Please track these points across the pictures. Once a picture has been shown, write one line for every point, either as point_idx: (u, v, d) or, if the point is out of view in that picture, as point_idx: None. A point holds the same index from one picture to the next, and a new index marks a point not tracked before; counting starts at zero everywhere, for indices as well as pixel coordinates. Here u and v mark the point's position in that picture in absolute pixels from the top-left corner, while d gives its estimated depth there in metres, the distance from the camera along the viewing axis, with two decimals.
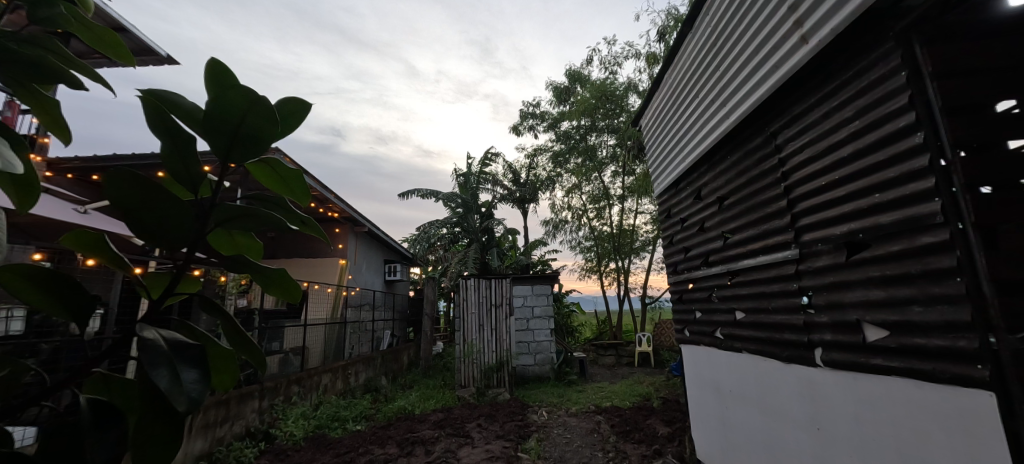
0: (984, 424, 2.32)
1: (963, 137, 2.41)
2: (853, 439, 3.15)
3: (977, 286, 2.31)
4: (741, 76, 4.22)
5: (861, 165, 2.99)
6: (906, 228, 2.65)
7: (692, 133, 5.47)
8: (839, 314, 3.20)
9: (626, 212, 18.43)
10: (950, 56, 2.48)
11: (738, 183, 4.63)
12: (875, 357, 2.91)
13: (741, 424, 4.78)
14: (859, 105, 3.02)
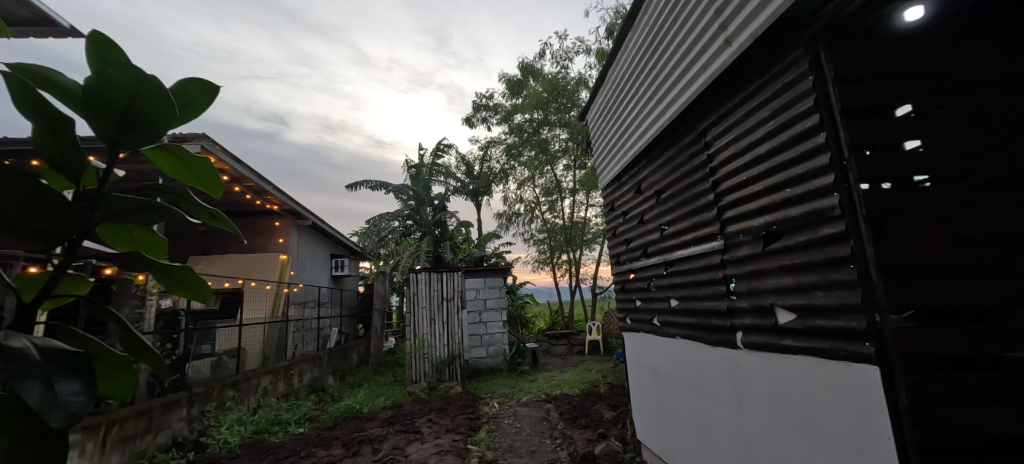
0: (870, 395, 2.58)
1: (860, 136, 2.62)
2: (769, 414, 3.41)
3: (867, 272, 2.55)
4: (674, 76, 4.42)
5: (775, 161, 3.23)
6: (812, 219, 2.89)
7: (633, 128, 5.65)
8: (757, 299, 3.46)
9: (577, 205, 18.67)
10: (850, 62, 2.70)
11: (673, 177, 4.85)
12: (785, 337, 3.18)
13: (677, 407, 5.05)
14: (774, 106, 3.25)
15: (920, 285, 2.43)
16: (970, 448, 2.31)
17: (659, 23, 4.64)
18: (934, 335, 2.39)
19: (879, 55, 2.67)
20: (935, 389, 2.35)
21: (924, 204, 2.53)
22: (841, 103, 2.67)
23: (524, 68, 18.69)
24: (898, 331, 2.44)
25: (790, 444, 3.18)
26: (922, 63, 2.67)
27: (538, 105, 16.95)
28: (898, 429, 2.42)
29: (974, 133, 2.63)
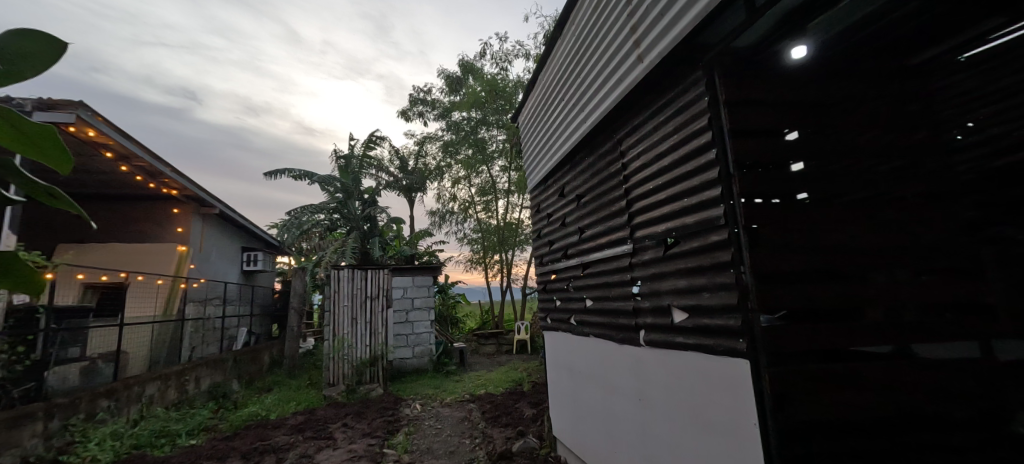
0: (742, 386, 2.84)
1: (744, 155, 2.92)
2: (665, 407, 3.65)
3: (743, 277, 2.82)
4: (595, 86, 4.62)
5: (676, 173, 3.49)
6: (703, 227, 3.16)
7: (559, 132, 5.81)
8: (656, 300, 3.72)
9: (512, 206, 18.41)
10: (736, 86, 3.00)
11: (592, 182, 5.06)
12: (679, 335, 3.43)
13: (588, 403, 5.26)
14: (676, 121, 3.49)
15: (786, 287, 2.79)
16: (817, 428, 2.67)
17: (585, 33, 4.82)
18: (794, 332, 2.74)
19: (764, 84, 3.03)
20: (793, 378, 2.67)
21: (799, 217, 2.91)
22: (729, 123, 2.95)
23: (463, 66, 18.70)
24: (765, 328, 2.73)
25: (681, 434, 3.42)
26: (799, 95, 3.05)
27: (475, 104, 17.09)
28: (763, 416, 2.67)
29: (840, 158, 3.05)
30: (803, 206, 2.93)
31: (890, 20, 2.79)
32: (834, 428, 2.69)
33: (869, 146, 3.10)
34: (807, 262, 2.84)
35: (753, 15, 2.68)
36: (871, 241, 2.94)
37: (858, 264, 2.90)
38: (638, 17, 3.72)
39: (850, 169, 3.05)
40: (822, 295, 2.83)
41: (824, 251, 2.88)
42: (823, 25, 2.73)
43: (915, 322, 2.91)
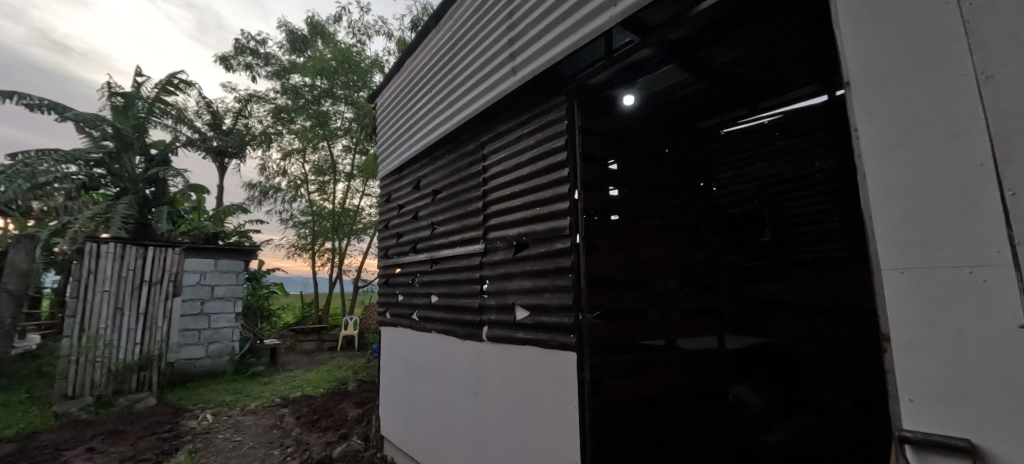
0: (565, 376, 3.22)
1: (587, 178, 3.37)
2: (501, 398, 3.96)
3: (578, 280, 3.20)
4: (466, 86, 4.68)
5: (530, 183, 3.77)
6: (549, 235, 3.48)
7: (423, 124, 5.73)
8: (502, 297, 4.04)
9: (352, 192, 15.88)
10: (588, 117, 3.46)
11: (451, 179, 5.19)
12: (519, 331, 3.78)
13: (426, 398, 5.35)
14: (537, 137, 3.75)
15: (604, 292, 3.34)
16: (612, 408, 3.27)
17: (464, 33, 4.81)
18: (604, 329, 3.31)
19: (606, 120, 3.56)
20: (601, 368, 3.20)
21: (618, 234, 3.53)
22: (580, 149, 3.37)
23: (312, 24, 15.84)
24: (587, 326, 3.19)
25: (514, 420, 3.74)
26: (627, 134, 3.71)
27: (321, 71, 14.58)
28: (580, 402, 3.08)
29: (648, 191, 3.82)
30: (620, 225, 3.56)
31: (693, 92, 3.65)
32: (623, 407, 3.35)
33: (663, 185, 3.95)
34: (618, 272, 3.47)
35: (611, 58, 3.10)
36: (658, 260, 3.76)
37: (648, 274, 3.68)
38: (518, 29, 3.84)
39: (652, 200, 3.84)
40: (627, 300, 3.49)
41: (629, 264, 3.56)
42: (649, 82, 3.46)
43: (679, 321, 3.82)
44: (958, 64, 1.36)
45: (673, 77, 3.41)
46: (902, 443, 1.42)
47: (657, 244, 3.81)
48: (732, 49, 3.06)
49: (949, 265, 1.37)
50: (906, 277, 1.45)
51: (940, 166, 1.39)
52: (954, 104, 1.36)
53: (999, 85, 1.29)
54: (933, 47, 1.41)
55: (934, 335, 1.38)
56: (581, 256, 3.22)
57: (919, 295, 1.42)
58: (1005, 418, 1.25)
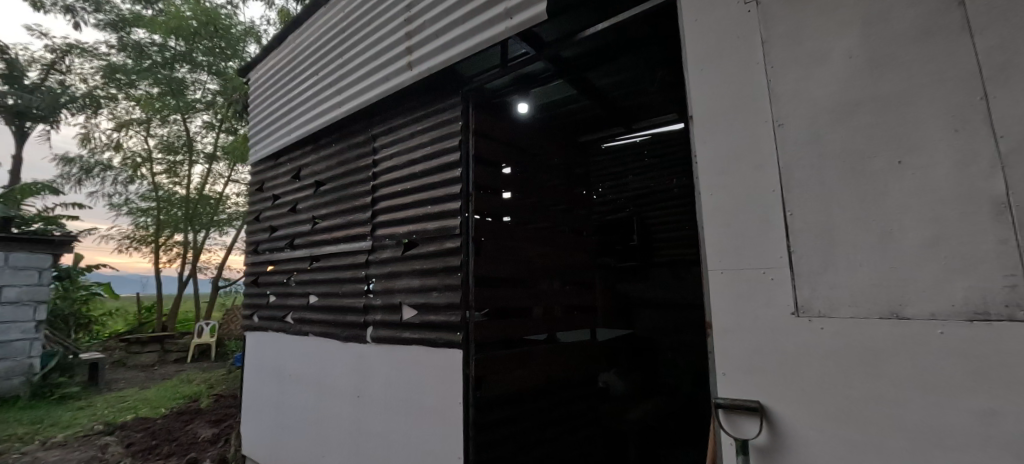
0: (450, 375, 3.23)
1: (480, 179, 3.48)
2: (383, 400, 3.76)
3: (466, 280, 3.27)
4: (357, 73, 4.31)
5: (422, 178, 3.69)
6: (439, 234, 3.43)
7: (305, 109, 5.15)
8: (389, 297, 3.84)
9: (213, 177, 12.05)
10: (483, 122, 3.57)
11: (337, 170, 4.76)
12: (406, 330, 3.64)
13: (296, 405, 4.84)
14: (431, 133, 3.66)
15: (491, 290, 3.45)
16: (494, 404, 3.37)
17: (355, 13, 4.38)
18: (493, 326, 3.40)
19: (500, 125, 3.72)
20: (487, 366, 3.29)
21: (508, 230, 3.73)
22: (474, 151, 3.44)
23: None
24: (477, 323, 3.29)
25: (397, 421, 3.60)
26: (519, 141, 3.91)
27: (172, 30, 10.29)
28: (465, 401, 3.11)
29: (535, 195, 4.08)
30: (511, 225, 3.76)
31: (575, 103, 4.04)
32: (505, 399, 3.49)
33: (549, 189, 4.26)
34: (505, 270, 3.62)
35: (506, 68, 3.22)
36: (543, 258, 4.03)
37: (534, 271, 3.91)
38: (417, 20, 3.60)
39: (537, 200, 4.10)
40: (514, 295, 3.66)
41: (516, 261, 3.77)
42: (540, 91, 3.75)
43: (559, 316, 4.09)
44: (752, 73, 1.42)
45: (559, 91, 3.78)
46: (716, 410, 1.36)
47: (542, 243, 4.07)
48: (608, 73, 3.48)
49: (740, 262, 1.38)
50: (709, 276, 1.44)
51: (743, 164, 1.41)
52: (749, 111, 1.41)
53: (780, 94, 1.36)
54: (735, 56, 1.46)
55: (725, 329, 1.38)
56: (471, 256, 3.31)
57: (716, 292, 1.41)
58: (778, 406, 1.26)
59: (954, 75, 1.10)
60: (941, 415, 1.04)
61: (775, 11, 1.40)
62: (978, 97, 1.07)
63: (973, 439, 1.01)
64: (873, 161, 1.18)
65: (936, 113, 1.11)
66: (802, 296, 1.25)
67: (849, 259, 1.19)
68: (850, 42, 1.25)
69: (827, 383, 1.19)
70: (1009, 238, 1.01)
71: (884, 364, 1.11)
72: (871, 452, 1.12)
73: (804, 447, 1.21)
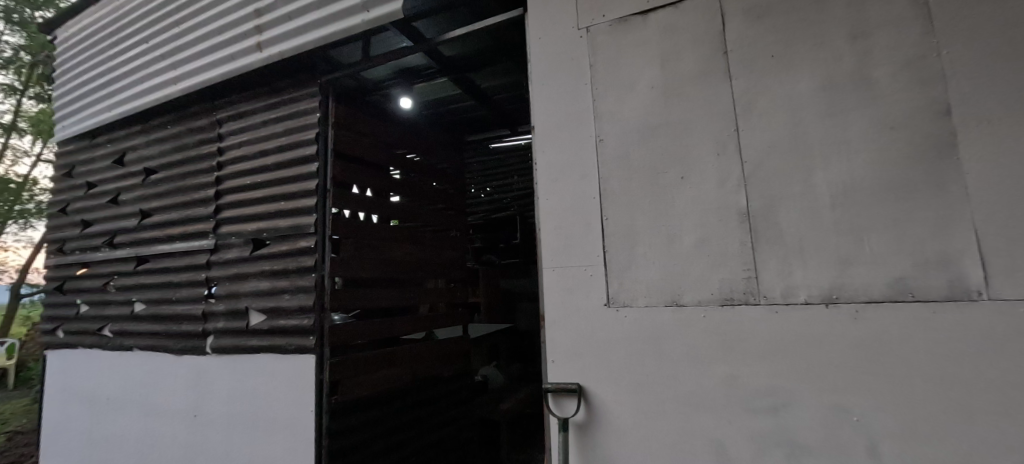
0: (288, 378, 2.07)
1: (342, 179, 2.25)
2: (189, 440, 2.34)
3: (322, 319, 2.04)
4: (180, 37, 2.66)
5: (261, 134, 2.38)
6: (296, 228, 2.14)
7: (124, 79, 2.96)
8: (233, 301, 2.27)
9: (12, 151, 5.74)
10: (348, 111, 2.36)
11: (174, 142, 2.77)
12: (249, 341, 2.20)
13: (58, 454, 2.98)
14: (274, 118, 2.38)
15: (360, 294, 2.23)
16: (368, 419, 2.20)
17: None
18: (365, 326, 2.24)
19: (377, 121, 2.56)
20: (359, 363, 2.16)
21: (394, 248, 2.51)
22: (332, 145, 2.22)
23: None
24: (335, 326, 2.07)
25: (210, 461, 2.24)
26: (411, 136, 2.81)
27: None
28: (318, 411, 1.98)
29: (433, 201, 2.95)
30: (397, 234, 2.56)
31: (474, 111, 3.03)
32: (389, 420, 2.31)
33: (452, 198, 3.11)
34: (385, 290, 2.41)
35: (369, 62, 2.21)
36: (445, 272, 2.88)
37: (429, 271, 2.74)
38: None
39: (435, 210, 2.93)
40: (399, 323, 2.47)
41: (407, 280, 2.60)
42: (433, 84, 2.62)
43: (450, 314, 2.95)
44: (579, 92, 1.56)
45: (452, 88, 2.73)
46: (546, 395, 1.47)
47: (443, 251, 2.88)
48: (499, 72, 2.61)
49: (567, 261, 1.52)
50: (543, 273, 1.55)
51: (572, 169, 1.55)
52: (575, 124, 1.56)
53: (599, 113, 1.52)
54: (567, 73, 1.59)
55: (553, 320, 1.51)
56: (328, 266, 2.09)
57: (547, 288, 1.53)
58: (593, 385, 1.43)
59: (717, 111, 1.37)
60: (703, 381, 1.30)
61: (599, 38, 1.56)
62: (733, 131, 1.35)
63: (721, 403, 1.27)
64: (664, 177, 1.41)
65: (706, 141, 1.37)
66: (613, 286, 1.44)
67: (645, 258, 1.41)
68: (650, 76, 1.47)
69: (628, 362, 1.39)
70: (746, 240, 1.30)
71: (666, 344, 1.35)
72: (657, 418, 1.34)
73: (611, 417, 1.40)
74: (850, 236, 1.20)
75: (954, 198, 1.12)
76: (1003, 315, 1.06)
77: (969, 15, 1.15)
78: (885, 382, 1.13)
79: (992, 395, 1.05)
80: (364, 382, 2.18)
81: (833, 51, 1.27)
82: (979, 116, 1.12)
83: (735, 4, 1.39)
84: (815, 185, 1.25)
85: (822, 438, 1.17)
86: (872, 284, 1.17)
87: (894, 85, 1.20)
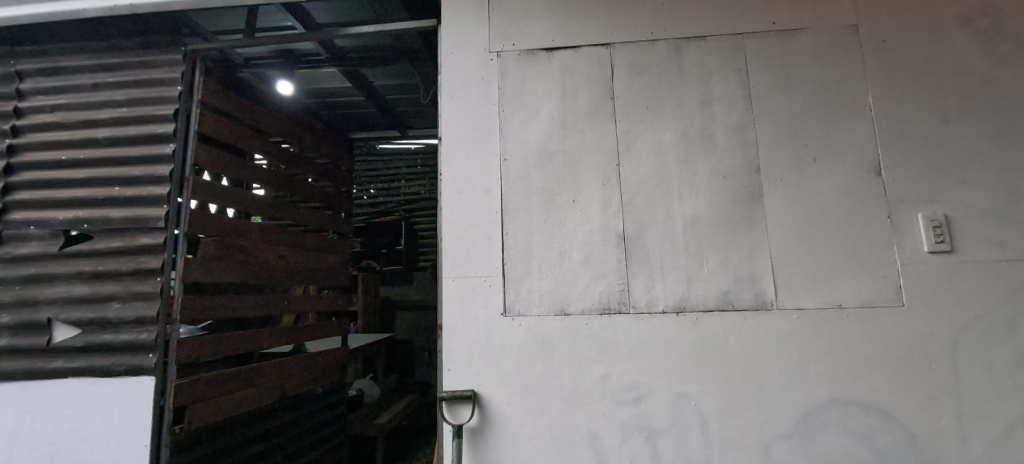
0: (106, 411, 1.68)
1: (207, 167, 1.93)
2: None
3: (170, 330, 1.75)
4: None
5: (79, 97, 1.89)
6: (135, 222, 1.76)
7: None
8: (28, 312, 1.74)
9: None
10: (224, 91, 2.07)
11: None
12: (49, 364, 1.71)
13: None
14: (106, 80, 1.90)
15: (219, 299, 1.96)
16: (223, 447, 1.92)
17: None
18: (225, 339, 1.97)
19: (251, 104, 2.26)
20: (217, 380, 1.90)
21: (265, 251, 2.25)
22: (197, 126, 1.90)
23: None
24: (183, 340, 1.78)
25: None
26: (296, 128, 2.59)
27: None
28: (156, 444, 1.66)
29: (322, 202, 2.79)
30: (269, 232, 2.29)
31: (360, 106, 2.90)
32: (251, 445, 2.05)
33: (334, 198, 2.89)
34: (250, 296, 2.14)
35: (255, 38, 1.96)
36: (319, 278, 2.65)
37: (305, 276, 2.53)
38: None
39: (311, 209, 2.69)
40: (264, 334, 2.21)
41: (276, 285, 2.34)
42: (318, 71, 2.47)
43: (330, 325, 2.78)
44: (486, 111, 1.66)
45: (340, 78, 2.63)
46: (441, 404, 1.50)
47: (320, 255, 2.68)
48: (392, 72, 2.61)
49: (467, 271, 1.58)
50: (443, 282, 1.59)
51: (473, 185, 1.63)
52: (481, 142, 1.65)
53: (504, 134, 1.64)
54: (475, 92, 1.68)
55: (451, 329, 1.56)
56: (180, 267, 1.78)
57: (446, 297, 1.58)
58: (487, 390, 1.52)
59: (603, 146, 1.61)
60: (583, 381, 1.49)
61: (507, 65, 1.68)
62: (614, 165, 1.59)
63: (595, 397, 1.48)
64: (557, 199, 1.59)
65: (593, 171, 1.59)
66: (508, 296, 1.56)
67: (538, 271, 1.56)
68: (550, 107, 1.65)
69: (520, 367, 1.52)
70: (621, 259, 1.54)
71: (554, 349, 1.51)
72: (542, 416, 1.49)
73: (502, 419, 1.50)
74: (694, 258, 1.52)
75: (759, 233, 1.52)
76: (784, 320, 1.47)
77: (774, 99, 1.58)
78: (712, 373, 1.46)
79: (776, 379, 1.44)
80: (224, 403, 1.91)
81: (689, 111, 1.60)
82: (776, 175, 1.54)
83: (622, 58, 1.65)
84: (671, 216, 1.55)
85: (669, 421, 1.45)
86: (708, 297, 1.50)
87: (726, 145, 1.57)
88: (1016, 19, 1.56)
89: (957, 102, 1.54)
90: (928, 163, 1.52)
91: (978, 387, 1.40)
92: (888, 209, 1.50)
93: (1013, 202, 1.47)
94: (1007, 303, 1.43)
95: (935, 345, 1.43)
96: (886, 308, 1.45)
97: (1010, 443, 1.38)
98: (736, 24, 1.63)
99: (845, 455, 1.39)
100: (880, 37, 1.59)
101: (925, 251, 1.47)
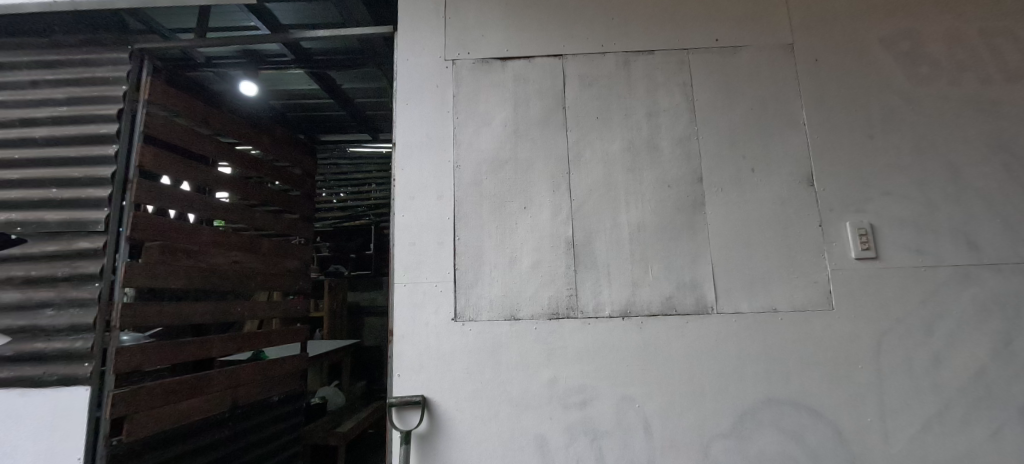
0: (36, 424, 1.60)
1: (153, 169, 1.88)
2: None
3: (110, 338, 1.69)
4: None
5: (16, 95, 1.82)
6: (74, 226, 1.70)
7: None
8: None
9: None
10: (174, 92, 2.02)
11: None
12: None
13: None
14: (45, 78, 1.83)
15: (165, 305, 1.89)
16: (167, 459, 1.85)
17: None
18: (171, 347, 1.89)
19: (206, 105, 2.21)
20: (161, 390, 1.83)
21: (218, 255, 2.19)
22: (142, 128, 1.85)
23: None
24: (123, 348, 1.71)
25: None
26: (257, 130, 2.54)
27: None
28: (89, 458, 1.60)
29: (286, 207, 2.74)
30: (223, 237, 2.23)
31: (324, 108, 2.88)
32: (198, 456, 1.99)
33: (297, 202, 2.83)
34: (200, 302, 2.08)
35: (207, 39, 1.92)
36: (277, 283, 2.59)
37: (262, 281, 2.48)
38: None
39: (270, 213, 2.62)
40: (216, 342, 2.14)
41: (230, 291, 2.28)
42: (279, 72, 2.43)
43: (289, 331, 2.73)
44: (441, 118, 1.68)
45: (303, 79, 2.60)
46: (389, 410, 1.50)
47: (279, 260, 2.62)
48: (355, 75, 2.60)
49: (419, 277, 1.59)
50: (394, 288, 1.59)
51: (426, 191, 1.64)
52: (435, 148, 1.66)
53: (458, 141, 1.66)
54: (429, 99, 1.69)
55: (402, 334, 1.56)
56: (122, 273, 1.73)
57: (397, 302, 1.58)
58: (436, 396, 1.52)
59: (554, 155, 1.64)
60: (530, 385, 1.52)
61: (462, 72, 1.71)
62: (564, 174, 1.63)
63: (543, 400, 1.51)
64: (509, 206, 1.62)
65: (545, 179, 1.63)
66: (459, 302, 1.57)
67: (489, 277, 1.59)
68: (504, 115, 1.68)
69: (469, 373, 1.53)
70: (570, 265, 1.58)
71: (503, 353, 1.53)
72: (491, 421, 1.50)
73: (451, 424, 1.51)
74: (640, 264, 1.58)
75: (701, 240, 1.58)
76: (723, 324, 1.53)
77: (716, 113, 1.66)
78: (655, 376, 1.51)
79: (715, 380, 1.50)
80: (167, 413, 1.85)
81: (636, 122, 1.66)
82: (717, 185, 1.61)
83: (573, 69, 1.70)
84: (619, 224, 1.60)
85: (614, 423, 1.49)
86: (652, 301, 1.55)
87: (670, 155, 1.63)
88: (934, 43, 1.69)
89: (882, 119, 1.64)
90: (855, 175, 1.61)
91: (900, 385, 1.49)
92: (819, 218, 1.59)
93: (931, 213, 1.58)
94: (925, 307, 1.53)
95: (860, 346, 1.52)
96: (817, 312, 1.54)
97: (928, 438, 1.47)
98: (681, 41, 1.70)
99: (779, 454, 1.46)
100: (813, 56, 1.68)
101: (852, 257, 1.56)
